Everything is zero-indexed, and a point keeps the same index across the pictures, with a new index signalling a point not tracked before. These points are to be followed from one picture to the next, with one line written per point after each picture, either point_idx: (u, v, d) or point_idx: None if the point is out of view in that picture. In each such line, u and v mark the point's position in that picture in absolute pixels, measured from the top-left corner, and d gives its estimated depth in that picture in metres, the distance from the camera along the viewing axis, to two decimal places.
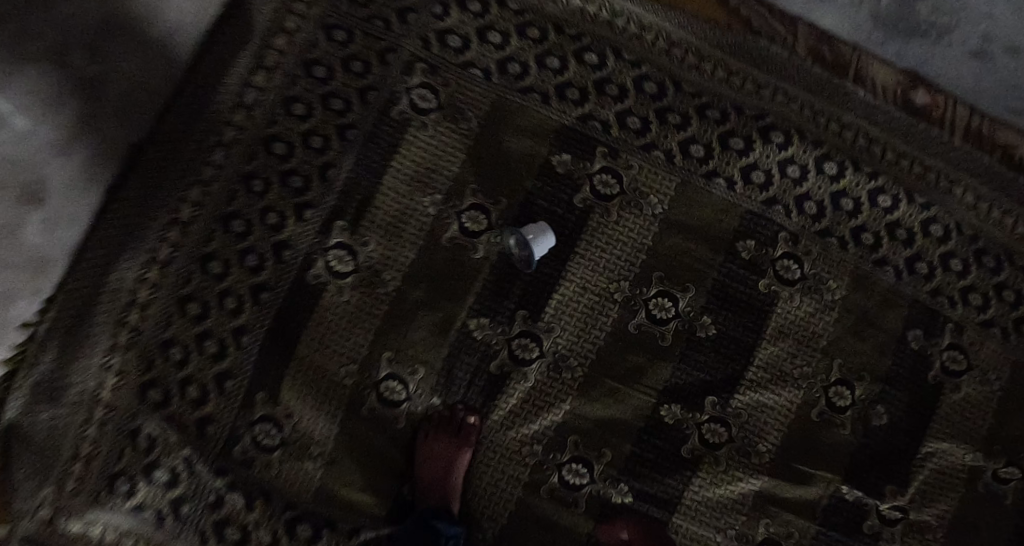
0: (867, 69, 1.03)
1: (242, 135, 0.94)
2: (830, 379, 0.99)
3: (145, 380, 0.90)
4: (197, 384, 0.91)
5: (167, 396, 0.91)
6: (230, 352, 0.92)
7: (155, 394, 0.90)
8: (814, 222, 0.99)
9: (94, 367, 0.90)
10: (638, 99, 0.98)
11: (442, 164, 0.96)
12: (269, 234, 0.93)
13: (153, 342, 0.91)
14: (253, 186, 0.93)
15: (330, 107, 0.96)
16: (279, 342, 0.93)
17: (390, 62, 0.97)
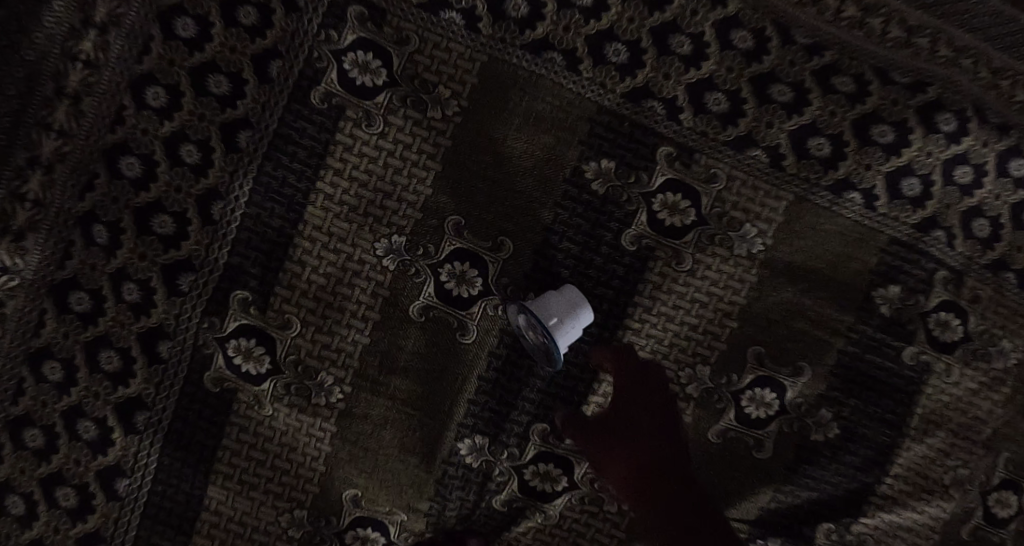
0: None
1: (66, 147, 0.56)
2: (991, 481, 0.64)
3: None
4: None
5: None
6: (98, 503, 0.59)
7: None
8: (986, 251, 0.62)
9: None
10: (724, 61, 0.59)
11: (405, 187, 0.58)
12: (129, 316, 0.58)
13: None
14: (94, 235, 0.57)
15: (204, 91, 0.57)
16: (170, 483, 0.60)
17: (303, 7, 0.57)
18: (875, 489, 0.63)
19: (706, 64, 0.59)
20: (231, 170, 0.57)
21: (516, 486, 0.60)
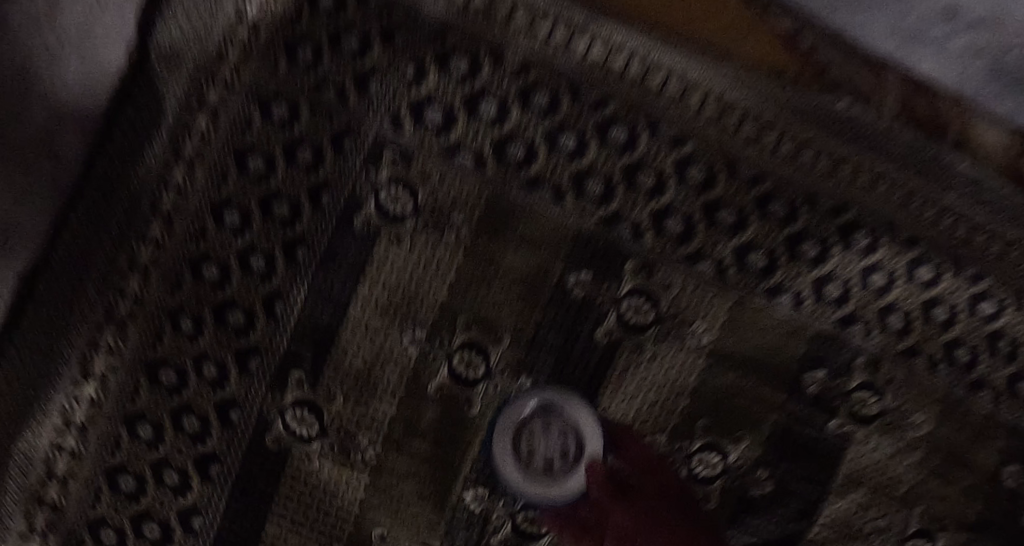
0: (972, 131, 0.80)
1: (161, 257, 0.73)
2: (906, 531, 0.79)
3: None
4: None
5: None
6: (177, 534, 0.75)
7: None
8: (900, 340, 0.78)
9: None
10: (679, 191, 0.75)
11: (426, 292, 0.74)
12: (209, 391, 0.74)
13: (78, 523, 0.75)
14: (182, 325, 0.73)
15: (271, 214, 0.74)
16: (236, 526, 0.75)
17: (349, 151, 0.74)
18: (807, 532, 0.78)
19: (666, 192, 0.75)
20: (292, 277, 0.74)
21: (510, 529, 0.75)
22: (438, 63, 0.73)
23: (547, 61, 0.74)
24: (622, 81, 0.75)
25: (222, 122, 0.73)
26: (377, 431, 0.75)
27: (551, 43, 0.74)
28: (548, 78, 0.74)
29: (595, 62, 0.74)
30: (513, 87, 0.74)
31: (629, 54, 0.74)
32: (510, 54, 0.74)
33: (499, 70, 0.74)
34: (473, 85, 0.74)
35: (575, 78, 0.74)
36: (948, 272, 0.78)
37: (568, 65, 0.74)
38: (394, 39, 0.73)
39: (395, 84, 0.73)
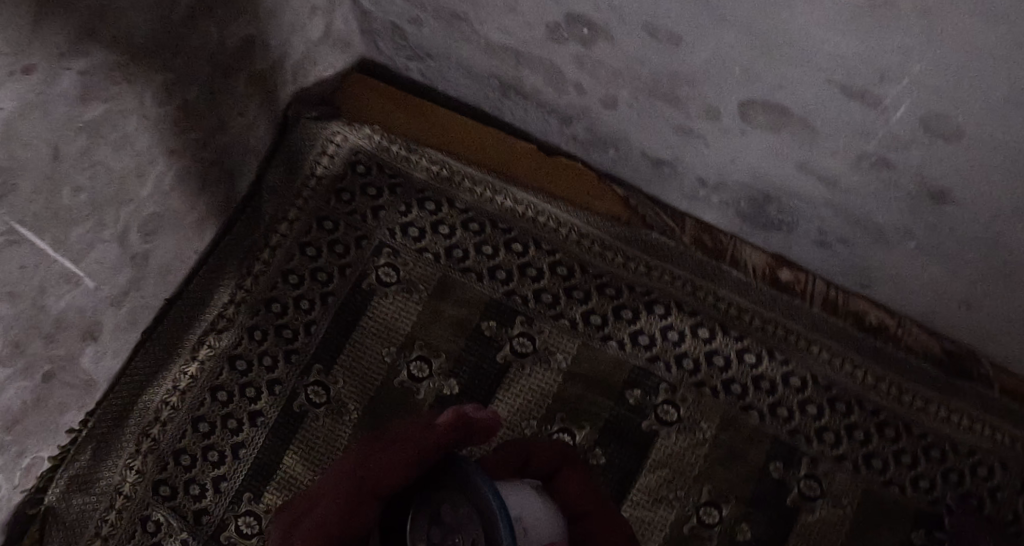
0: (741, 254, 1.30)
1: (249, 296, 1.27)
2: (701, 499, 1.19)
3: (158, 478, 1.20)
4: (198, 480, 1.20)
5: (176, 490, 1.20)
6: (227, 461, 1.20)
7: (166, 489, 1.20)
8: (692, 375, 1.24)
9: (120, 466, 1.21)
10: (552, 278, 1.28)
11: (398, 325, 1.26)
12: (264, 372, 1.24)
13: (168, 449, 1.21)
14: (255, 334, 1.26)
15: (315, 277, 1.28)
16: (265, 457, 1.20)
17: (363, 246, 1.29)
18: (629, 491, 1.20)
19: (543, 278, 1.28)
20: (325, 312, 1.26)
21: None
22: (417, 203, 1.31)
23: (480, 204, 1.31)
24: (521, 217, 1.31)
25: (295, 227, 1.30)
26: (361, 404, 1.23)
27: (481, 195, 1.31)
28: (479, 214, 1.31)
29: (507, 206, 1.31)
30: (459, 217, 1.30)
31: (526, 204, 1.31)
32: (458, 201, 1.31)
33: (453, 208, 1.31)
34: (438, 215, 1.31)
35: (495, 215, 1.31)
36: (721, 333, 1.25)
37: (491, 208, 1.31)
38: (397, 190, 1.31)
39: (392, 215, 1.30)
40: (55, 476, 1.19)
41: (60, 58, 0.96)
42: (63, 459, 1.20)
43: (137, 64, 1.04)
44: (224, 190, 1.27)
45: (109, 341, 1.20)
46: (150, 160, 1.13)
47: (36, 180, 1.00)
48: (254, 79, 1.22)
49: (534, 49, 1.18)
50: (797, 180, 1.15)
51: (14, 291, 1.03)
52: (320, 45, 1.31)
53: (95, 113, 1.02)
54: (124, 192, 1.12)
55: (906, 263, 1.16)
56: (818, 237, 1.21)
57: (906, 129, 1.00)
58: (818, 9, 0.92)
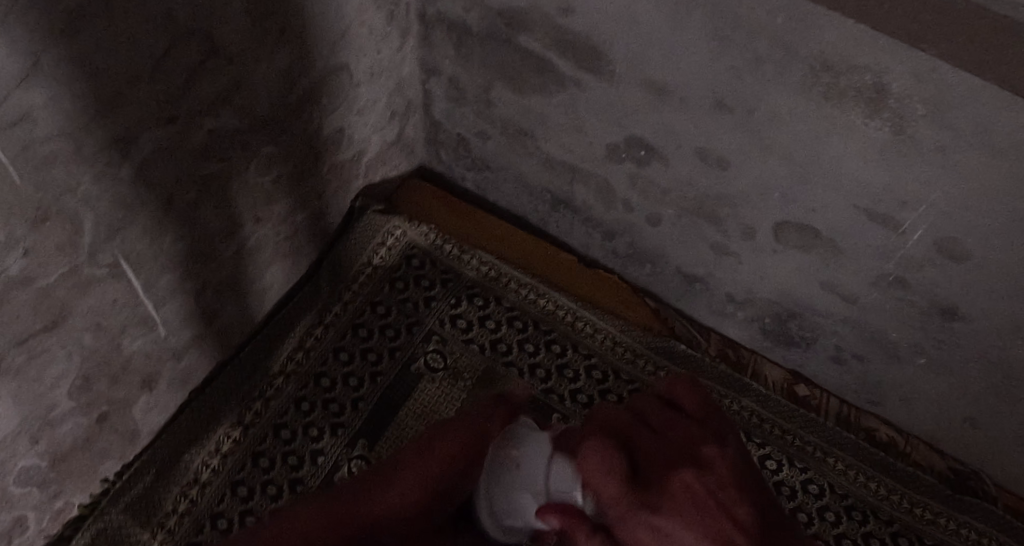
0: (760, 368, 1.48)
1: (299, 368, 1.34)
2: None
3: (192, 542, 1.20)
4: None
5: None
6: None
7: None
8: None
9: (151, 524, 1.21)
10: (588, 380, 1.36)
11: (440, 410, 1.32)
12: (308, 443, 1.28)
13: (206, 513, 1.22)
14: (301, 405, 1.31)
15: (365, 356, 1.35)
16: None
17: (414, 332, 1.39)
18: None
19: (579, 380, 1.37)
20: (373, 389, 1.33)
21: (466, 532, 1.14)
22: (466, 298, 1.43)
23: (523, 306, 1.43)
24: (560, 320, 1.42)
25: (348, 309, 1.40)
26: None
27: (525, 297, 1.43)
28: (523, 314, 1.42)
29: (549, 309, 1.43)
30: (505, 313, 1.42)
31: (566, 310, 1.43)
32: (504, 300, 1.43)
33: (499, 306, 1.42)
34: (485, 310, 1.42)
35: (537, 316, 1.42)
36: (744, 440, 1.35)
37: (534, 309, 1.42)
38: (448, 285, 1.44)
39: (443, 307, 1.42)
40: (82, 524, 1.21)
41: (197, 115, 1.06)
42: (92, 509, 1.23)
43: (253, 135, 1.17)
44: (287, 264, 1.39)
45: (160, 394, 1.27)
46: (242, 222, 1.24)
47: (149, 222, 1.08)
48: (335, 166, 1.38)
49: (590, 167, 1.37)
50: (817, 296, 1.31)
51: (101, 323, 1.09)
52: (392, 147, 1.50)
53: (210, 170, 1.13)
54: (213, 249, 1.21)
55: (915, 378, 1.33)
56: (834, 352, 1.39)
57: (920, 251, 1.15)
58: (853, 143, 1.09)
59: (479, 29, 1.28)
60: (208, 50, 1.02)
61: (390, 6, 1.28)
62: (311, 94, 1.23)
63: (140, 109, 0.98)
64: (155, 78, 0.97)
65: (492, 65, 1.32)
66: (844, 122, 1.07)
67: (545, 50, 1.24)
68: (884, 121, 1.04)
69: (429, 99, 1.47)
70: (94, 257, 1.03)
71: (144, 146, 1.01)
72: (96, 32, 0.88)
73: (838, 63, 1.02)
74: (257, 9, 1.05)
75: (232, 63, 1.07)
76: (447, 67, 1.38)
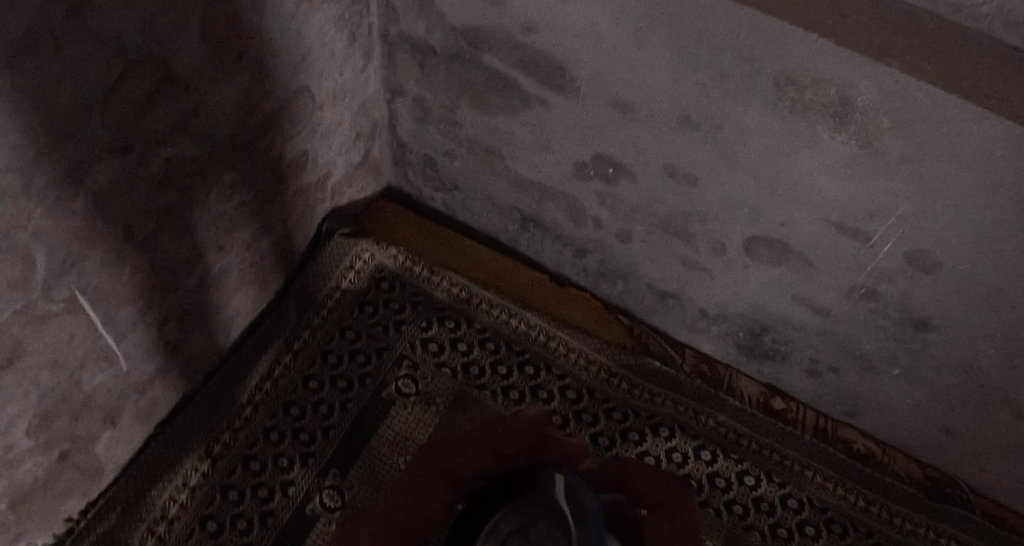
0: (735, 383, 1.47)
1: (268, 398, 1.31)
2: None
3: None
4: None
5: None
6: None
7: None
8: (695, 495, 1.30)
9: None
10: (561, 401, 1.36)
11: (412, 435, 1.30)
12: (278, 474, 1.25)
13: None
14: (271, 436, 1.28)
15: (335, 384, 1.33)
16: None
17: (385, 356, 1.37)
18: None
19: (553, 401, 1.36)
20: (344, 417, 1.30)
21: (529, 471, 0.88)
22: (437, 320, 1.41)
23: (495, 327, 1.41)
24: (532, 341, 1.41)
25: (316, 336, 1.38)
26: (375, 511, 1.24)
27: (497, 318, 1.42)
28: (495, 335, 1.41)
29: (521, 329, 1.42)
30: (477, 335, 1.40)
31: (539, 330, 1.42)
32: (476, 321, 1.42)
33: (471, 327, 1.41)
34: (456, 332, 1.40)
35: (509, 337, 1.41)
36: (721, 456, 1.34)
37: (506, 330, 1.41)
38: (418, 308, 1.42)
39: (413, 330, 1.40)
40: None
41: (154, 144, 1.04)
42: None
43: (213, 162, 1.15)
44: (253, 291, 1.37)
45: (124, 429, 1.23)
46: (204, 250, 1.21)
47: (107, 254, 1.05)
48: (299, 190, 1.36)
49: (558, 185, 1.36)
50: (789, 309, 1.31)
51: (58, 360, 1.06)
52: (357, 169, 1.49)
53: (169, 198, 1.10)
54: (175, 279, 1.18)
55: (889, 387, 1.32)
56: (808, 365, 1.38)
57: (892, 263, 1.15)
58: (820, 158, 1.08)
59: (442, 48, 1.27)
60: (162, 77, 1.00)
61: (351, 27, 1.27)
62: (271, 119, 1.21)
63: (92, 138, 0.95)
64: (108, 107, 0.95)
65: (456, 84, 1.31)
66: (810, 137, 1.06)
67: (509, 69, 1.23)
68: (850, 135, 1.04)
69: (394, 119, 1.46)
70: (49, 292, 1.00)
71: (99, 177, 0.99)
72: (44, 63, 0.86)
73: (802, 78, 1.01)
74: (214, 34, 1.04)
75: (189, 90, 1.05)
76: (411, 87, 1.37)
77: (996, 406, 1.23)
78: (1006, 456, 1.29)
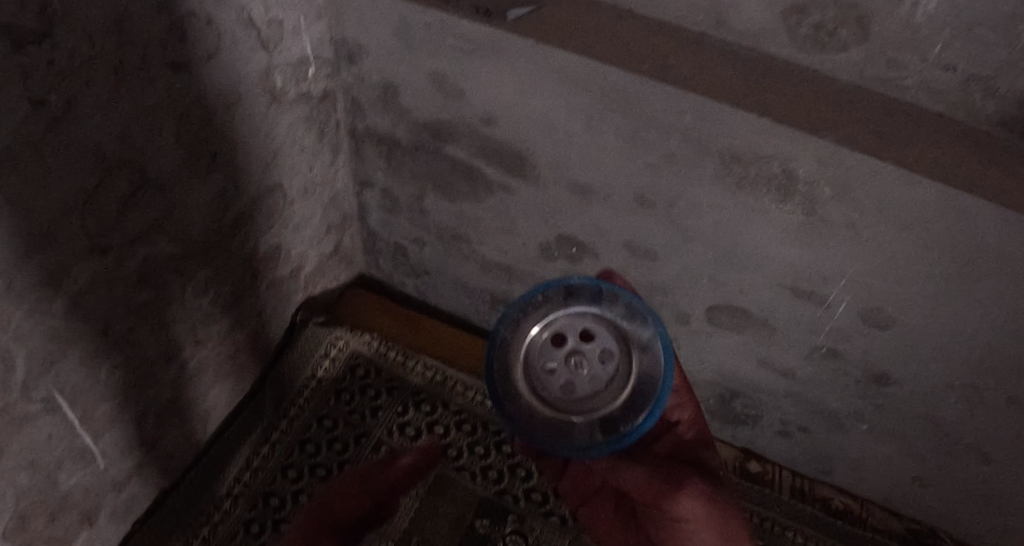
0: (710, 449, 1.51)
1: (247, 489, 1.32)
2: None
3: None
4: None
5: None
6: None
7: None
8: None
9: None
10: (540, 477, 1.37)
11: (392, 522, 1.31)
12: None
13: None
14: (251, 527, 1.29)
15: (313, 473, 1.34)
16: None
17: (363, 443, 1.38)
18: None
19: (532, 478, 1.37)
20: None
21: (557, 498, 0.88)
22: (413, 405, 1.43)
23: (471, 408, 1.43)
24: None
25: (294, 425, 1.39)
26: None
27: (472, 399, 1.44)
28: (471, 416, 1.42)
29: None
30: (453, 416, 1.42)
31: None
32: (451, 403, 1.44)
33: (447, 410, 1.43)
34: (433, 415, 1.42)
35: (485, 417, 1.43)
36: None
37: (481, 411, 1.43)
38: (393, 393, 1.44)
39: (390, 416, 1.41)
40: None
41: (130, 244, 1.07)
42: None
43: (189, 258, 1.18)
44: (231, 383, 1.39)
45: (101, 528, 1.23)
46: (181, 345, 1.23)
47: (85, 353, 1.07)
48: (273, 282, 1.40)
49: (525, 265, 1.41)
50: (755, 373, 1.36)
51: (36, 461, 1.06)
52: (330, 260, 1.53)
53: (146, 295, 1.13)
54: (153, 375, 1.20)
55: (858, 444, 1.36)
56: (779, 426, 1.43)
57: (848, 323, 1.20)
58: (771, 228, 1.14)
59: (407, 141, 1.33)
60: (140, 180, 1.04)
61: (318, 124, 1.33)
62: (245, 215, 1.26)
63: (72, 241, 0.99)
64: (87, 211, 0.99)
65: (422, 174, 1.37)
66: (759, 209, 1.13)
67: (471, 159, 1.29)
68: (795, 206, 1.10)
69: (364, 210, 1.51)
70: (28, 392, 1.01)
71: (77, 278, 1.02)
72: (26, 172, 0.90)
73: (746, 155, 1.08)
74: (188, 138, 1.09)
75: (164, 190, 1.09)
76: (379, 178, 1.43)
77: (963, 454, 1.27)
78: (976, 503, 1.33)
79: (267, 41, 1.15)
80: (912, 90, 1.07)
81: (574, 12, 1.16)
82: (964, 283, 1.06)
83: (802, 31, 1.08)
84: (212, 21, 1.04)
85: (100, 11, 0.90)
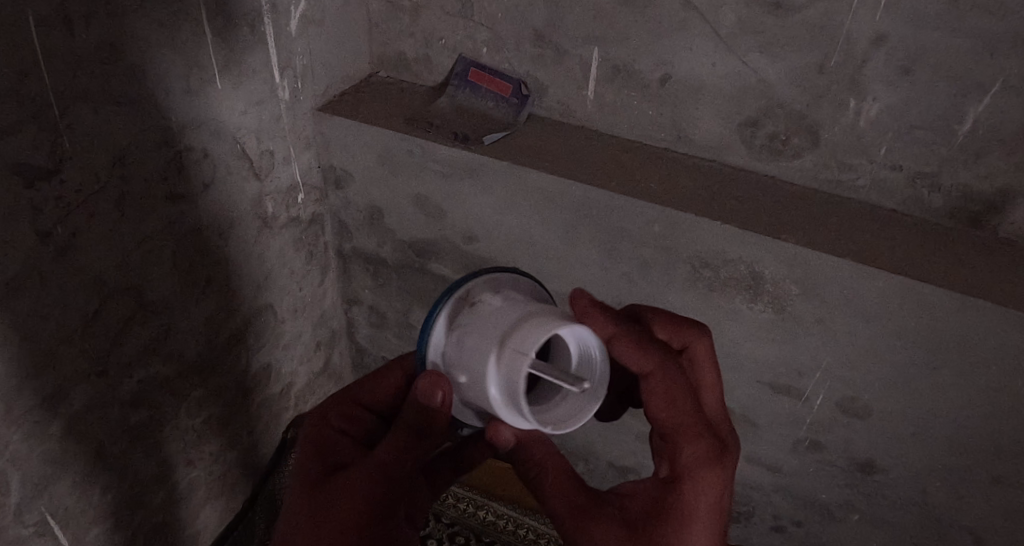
0: None
1: None
2: None
3: None
4: None
5: None
6: None
7: None
8: None
9: None
10: None
11: None
12: None
13: None
14: None
15: None
16: None
17: None
18: None
19: None
20: None
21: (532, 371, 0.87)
22: None
23: (462, 519, 1.45)
24: (500, 530, 1.44)
25: None
26: None
27: (464, 510, 1.46)
28: (463, 528, 1.44)
29: (489, 519, 1.45)
30: (445, 529, 1.43)
31: (507, 518, 1.45)
32: (443, 515, 1.45)
33: (439, 522, 1.44)
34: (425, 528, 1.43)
35: (478, 528, 1.44)
36: None
37: (474, 522, 1.44)
38: None
39: None
40: None
41: (128, 368, 1.10)
42: None
43: (182, 380, 1.21)
44: (220, 503, 1.40)
45: None
46: (174, 466, 1.25)
47: (78, 476, 1.08)
48: (264, 401, 1.43)
49: None
50: (743, 469, 1.39)
51: None
52: (319, 377, 1.57)
53: (140, 416, 1.15)
54: (144, 497, 1.21)
55: (850, 537, 1.38)
56: (772, 521, 1.45)
57: (827, 415, 1.23)
58: (743, 326, 1.20)
59: (393, 260, 1.40)
60: (137, 306, 1.09)
61: (308, 246, 1.39)
62: (237, 336, 1.30)
63: (70, 366, 1.02)
64: (86, 336, 1.03)
65: (409, 291, 1.43)
66: (731, 309, 1.19)
67: (455, 274, 1.36)
68: (765, 304, 1.16)
69: (352, 326, 1.56)
70: (20, 516, 1.03)
71: (75, 401, 1.04)
72: (28, 300, 0.94)
73: (714, 260, 1.14)
74: (183, 263, 1.14)
75: (160, 314, 1.13)
76: (366, 296, 1.49)
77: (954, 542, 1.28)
78: None
79: (259, 171, 1.22)
80: (864, 189, 1.16)
81: (547, 133, 1.25)
82: (933, 368, 1.10)
83: (757, 141, 1.17)
84: (208, 154, 1.12)
85: (104, 149, 0.97)
